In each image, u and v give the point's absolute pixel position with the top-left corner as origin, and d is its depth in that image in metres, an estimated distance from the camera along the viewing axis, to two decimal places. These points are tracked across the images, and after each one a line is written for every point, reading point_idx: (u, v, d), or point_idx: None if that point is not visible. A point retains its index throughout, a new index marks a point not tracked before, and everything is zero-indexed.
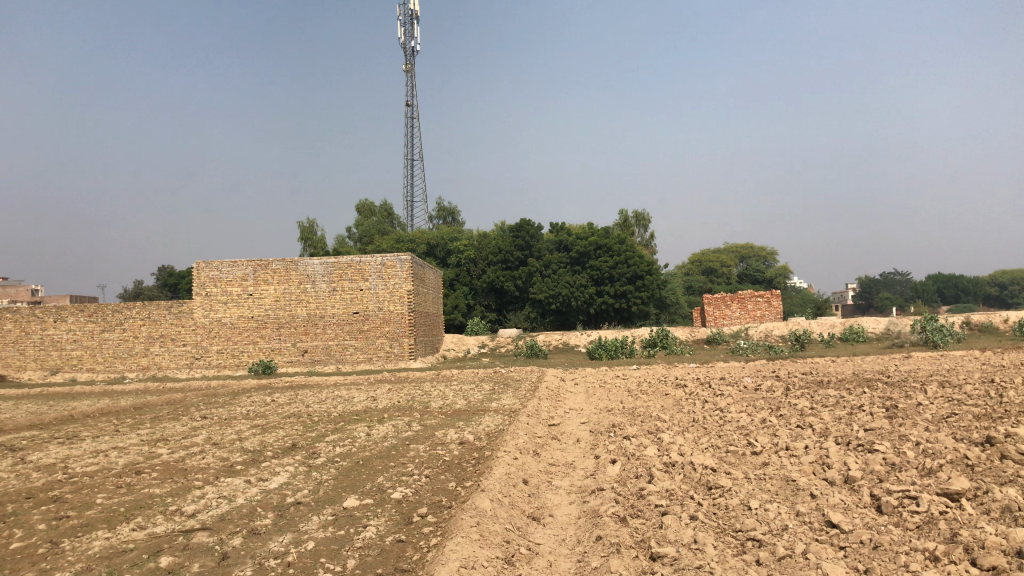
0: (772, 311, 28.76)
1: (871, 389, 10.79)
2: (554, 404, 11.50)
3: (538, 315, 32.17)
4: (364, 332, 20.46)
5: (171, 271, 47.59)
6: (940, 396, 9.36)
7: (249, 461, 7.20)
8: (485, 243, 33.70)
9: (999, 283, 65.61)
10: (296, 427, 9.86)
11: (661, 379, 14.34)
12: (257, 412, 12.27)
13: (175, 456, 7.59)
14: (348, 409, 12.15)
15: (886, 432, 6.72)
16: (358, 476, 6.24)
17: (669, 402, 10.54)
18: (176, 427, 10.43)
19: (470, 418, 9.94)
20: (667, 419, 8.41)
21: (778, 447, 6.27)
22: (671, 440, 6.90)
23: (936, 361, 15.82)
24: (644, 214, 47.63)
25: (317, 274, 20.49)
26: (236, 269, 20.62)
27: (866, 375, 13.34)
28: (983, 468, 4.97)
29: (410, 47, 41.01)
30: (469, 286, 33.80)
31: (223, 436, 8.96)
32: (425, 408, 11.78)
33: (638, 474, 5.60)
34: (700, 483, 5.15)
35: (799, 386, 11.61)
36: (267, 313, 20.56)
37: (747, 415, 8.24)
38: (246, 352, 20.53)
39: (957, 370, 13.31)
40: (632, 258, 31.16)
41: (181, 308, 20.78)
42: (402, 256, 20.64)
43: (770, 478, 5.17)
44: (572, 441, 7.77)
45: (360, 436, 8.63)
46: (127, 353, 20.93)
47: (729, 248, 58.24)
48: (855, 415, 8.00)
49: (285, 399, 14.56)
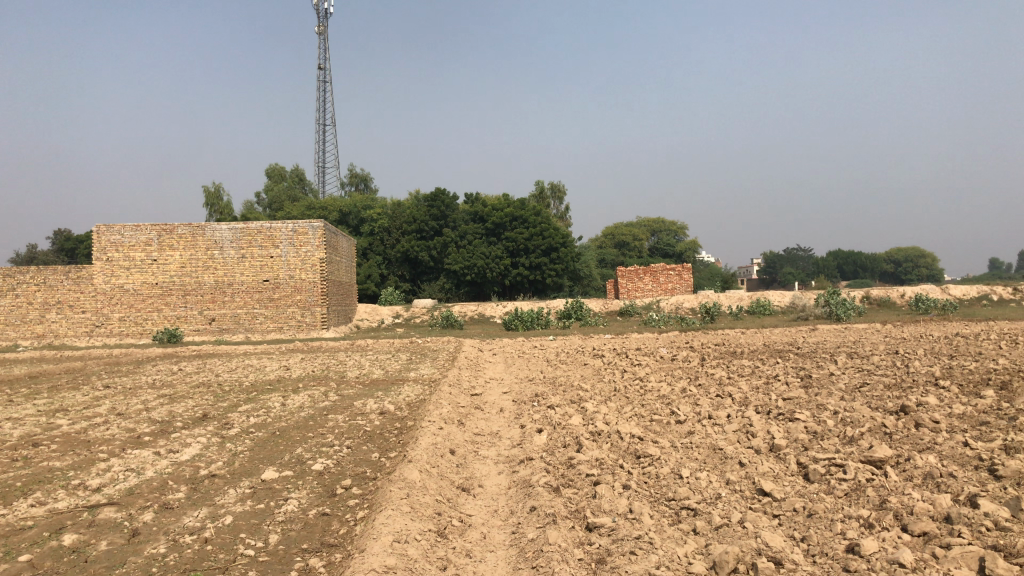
0: (683, 284, 29.27)
1: (784, 360, 11.04)
2: (474, 374, 11.40)
3: (453, 286, 32.18)
4: (275, 301, 19.90)
5: (68, 236, 45.34)
6: (851, 366, 9.61)
7: (158, 432, 6.86)
8: (400, 212, 33.02)
9: (895, 260, 68.44)
10: (207, 396, 9.50)
11: (579, 350, 14.40)
12: (164, 381, 11.81)
13: (77, 427, 7.18)
14: (260, 379, 11.80)
15: (804, 402, 6.85)
16: (275, 447, 5.99)
17: (588, 372, 10.56)
18: (77, 396, 9.92)
19: (388, 388, 9.76)
20: (588, 389, 8.41)
21: (701, 416, 6.31)
22: (596, 409, 6.88)
23: (840, 334, 16.33)
24: (558, 186, 47.76)
25: (226, 240, 19.77)
26: (140, 234, 19.71)
27: (775, 346, 13.68)
28: (902, 436, 5.08)
29: (324, 8, 39.86)
30: (383, 256, 33.18)
31: (128, 406, 8.55)
32: (341, 378, 11.53)
33: (566, 443, 5.54)
34: (629, 452, 5.12)
35: (714, 357, 11.79)
36: (173, 280, 19.77)
37: (667, 385, 8.30)
38: (151, 320, 19.76)
39: (862, 342, 13.76)
40: (546, 230, 31.27)
41: (80, 273, 19.81)
42: (313, 222, 19.97)
43: (697, 446, 5.18)
44: (495, 410, 7.68)
45: (275, 406, 8.35)
46: (21, 320, 19.87)
47: (641, 222, 59.12)
48: (772, 384, 8.15)
49: (193, 368, 14.07)
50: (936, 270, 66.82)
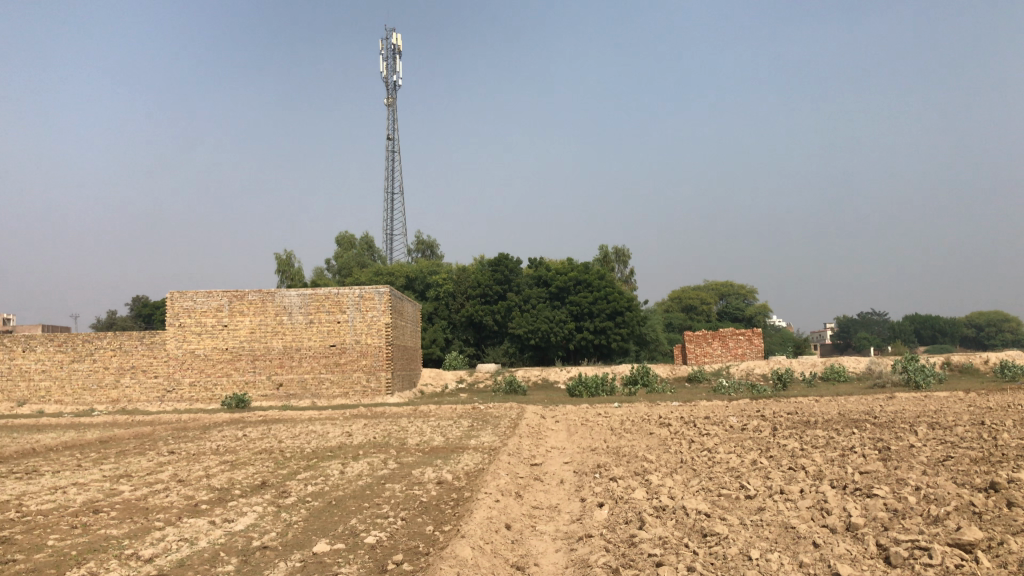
0: (753, 349, 28.58)
1: (860, 430, 10.53)
2: (536, 442, 11.16)
3: (517, 350, 32.01)
4: (340, 366, 20.03)
5: (146, 302, 46.85)
6: (933, 438, 9.11)
7: (216, 500, 6.82)
8: (464, 276, 33.42)
9: (975, 324, 65.93)
10: (268, 463, 9.47)
11: (645, 417, 14.01)
12: (228, 447, 11.86)
13: (138, 494, 7.20)
14: (322, 445, 11.77)
15: (883, 476, 6.47)
16: (330, 518, 5.88)
17: (654, 442, 10.22)
18: (142, 462, 10.00)
19: (448, 456, 9.60)
20: (654, 460, 8.13)
21: (772, 491, 5.99)
22: (660, 483, 6.61)
23: (921, 402, 15.60)
24: (623, 251, 47.58)
25: (294, 306, 20.11)
26: (211, 300, 20.18)
27: (852, 415, 13.09)
28: (992, 516, 4.71)
29: (393, 81, 41.05)
30: (448, 320, 33.39)
31: (190, 472, 8.56)
32: (402, 444, 11.41)
33: (627, 519, 5.29)
34: (695, 530, 4.86)
35: (787, 426, 11.34)
36: (242, 345, 20.11)
37: (736, 456, 7.97)
38: (220, 385, 20.05)
39: (944, 412, 13.09)
40: (611, 294, 31.04)
41: (154, 339, 20.31)
42: (380, 288, 20.28)
43: (767, 524, 4.89)
44: (556, 482, 7.46)
45: (334, 474, 8.27)
46: (97, 385, 20.38)
47: (707, 286, 58.41)
48: (848, 457, 7.75)
49: (258, 434, 14.14)
50: (1021, 334, 64.10)
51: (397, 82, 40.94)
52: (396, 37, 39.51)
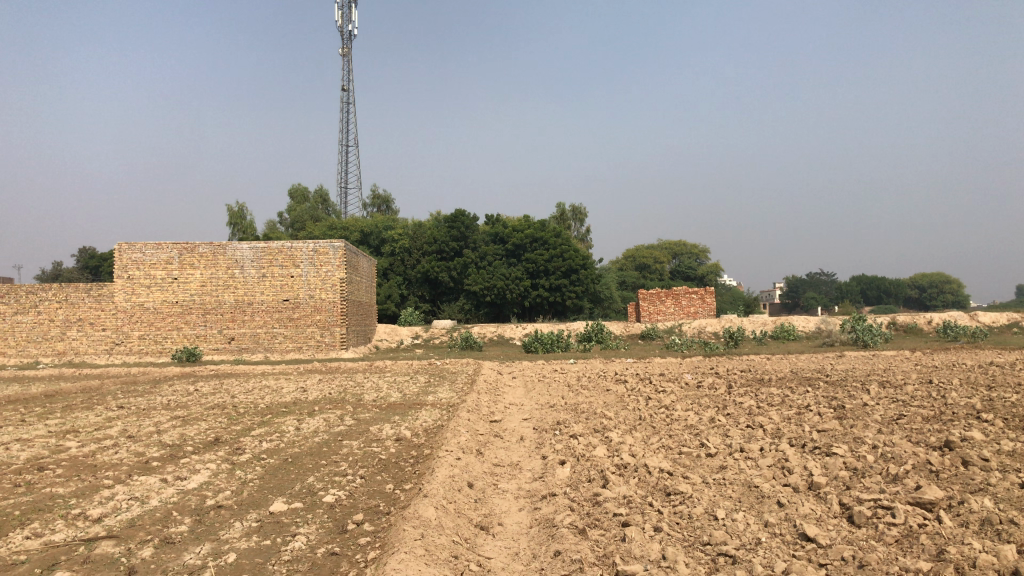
0: (706, 308, 28.85)
1: (813, 388, 10.64)
2: (493, 399, 11.11)
3: (473, 307, 31.88)
4: (294, 321, 19.73)
5: (93, 253, 45.75)
6: (884, 396, 9.23)
7: (168, 457, 6.64)
8: (420, 232, 33.04)
9: (919, 286, 67.44)
10: (220, 419, 9.28)
11: (601, 374, 14.05)
12: (178, 401, 11.62)
13: (85, 450, 6.98)
14: (276, 401, 11.57)
15: (840, 434, 6.52)
16: (286, 476, 5.75)
17: (611, 399, 10.22)
18: (89, 417, 9.73)
19: (405, 412, 9.49)
20: (612, 417, 8.10)
21: (733, 449, 6.00)
22: (621, 440, 6.59)
23: (869, 361, 15.88)
24: (580, 208, 47.51)
25: (246, 260, 19.73)
26: (161, 252, 19.68)
27: (803, 373, 13.27)
28: (949, 475, 4.75)
29: (348, 30, 40.10)
30: (403, 276, 33.13)
31: (139, 428, 8.33)
32: (357, 400, 11.26)
33: (590, 478, 5.25)
34: (659, 489, 4.84)
35: (741, 384, 11.41)
36: (193, 299, 19.69)
37: (694, 414, 8.00)
38: (170, 339, 19.64)
39: (893, 371, 13.34)
40: (567, 251, 31.02)
41: (101, 291, 19.78)
42: (334, 243, 19.94)
43: (730, 483, 4.89)
44: (515, 439, 7.41)
45: (289, 430, 8.12)
46: (42, 337, 19.85)
47: (662, 244, 58.77)
48: (804, 415, 7.81)
49: (209, 389, 13.86)
50: (962, 296, 65.76)
51: (353, 32, 40.02)
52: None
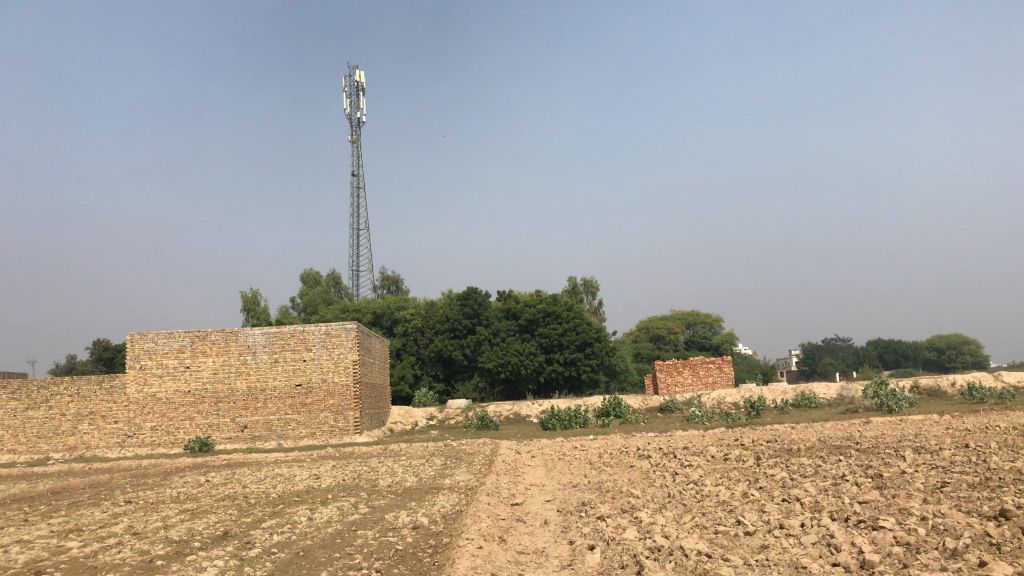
0: (724, 378, 28.35)
1: (846, 457, 10.21)
2: (513, 479, 10.71)
3: (487, 385, 31.45)
4: (308, 406, 19.37)
5: (106, 345, 45.72)
6: (924, 463, 8.80)
7: (173, 555, 6.29)
8: (433, 310, 32.90)
9: (937, 347, 66.52)
10: (230, 511, 8.93)
11: (623, 450, 13.60)
12: (188, 494, 11.26)
13: (88, 550, 6.65)
14: (288, 490, 11.20)
15: (884, 505, 6.14)
16: (297, 572, 5.41)
17: (635, 475, 9.82)
18: (96, 514, 9.39)
19: (422, 497, 9.13)
20: (639, 495, 7.73)
21: (772, 526, 5.62)
22: (651, 520, 6.22)
23: (898, 426, 15.35)
24: (592, 282, 47.45)
25: (258, 345, 19.54)
26: (173, 341, 19.58)
27: (831, 442, 12.78)
28: (1012, 548, 4.37)
29: (356, 117, 40.84)
30: (416, 356, 32.84)
31: (146, 524, 8.00)
32: (372, 487, 10.87)
33: (623, 564, 4.90)
34: (698, 574, 4.50)
35: (769, 455, 10.98)
36: (206, 387, 19.43)
37: (725, 488, 7.63)
38: (183, 429, 19.30)
39: (924, 435, 12.86)
40: (580, 325, 30.77)
41: (113, 383, 19.58)
42: (346, 325, 19.78)
43: (775, 564, 4.53)
44: (539, 522, 7.06)
45: (302, 520, 7.77)
46: (53, 433, 19.57)
47: (675, 315, 58.47)
48: (842, 485, 7.41)
49: (220, 479, 13.50)
50: (982, 356, 64.69)
51: (361, 118, 40.69)
52: (358, 73, 39.35)
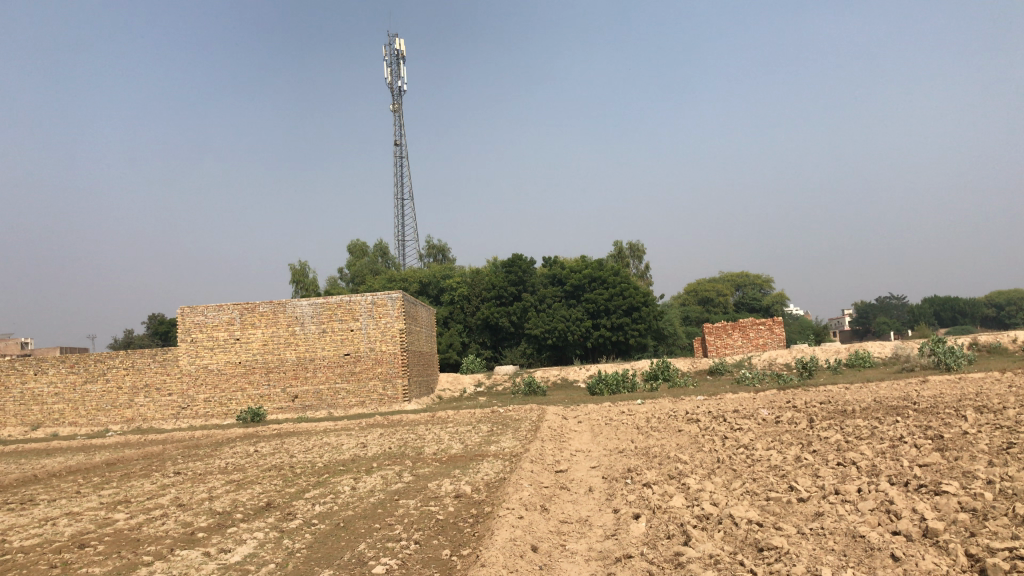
0: (775, 339, 27.81)
1: (904, 417, 9.83)
2: (559, 446, 10.55)
3: (534, 351, 31.35)
4: (356, 375, 19.42)
5: (161, 319, 46.57)
6: (987, 423, 8.40)
7: (214, 527, 6.24)
8: (479, 278, 32.75)
9: (996, 304, 64.67)
10: (276, 481, 8.93)
11: (672, 414, 13.34)
12: (238, 464, 11.35)
13: (133, 522, 6.65)
14: (336, 458, 11.20)
15: (946, 468, 5.83)
16: (335, 544, 5.31)
17: (684, 440, 9.57)
18: (146, 485, 9.46)
19: (467, 465, 9.03)
20: (688, 460, 7.49)
21: (825, 492, 5.36)
22: (700, 487, 5.99)
23: (957, 385, 14.82)
24: (638, 245, 46.87)
25: (306, 316, 19.60)
26: (222, 313, 19.74)
27: (889, 402, 12.36)
28: None
29: (397, 86, 40.59)
30: (463, 324, 32.76)
31: (193, 495, 8.01)
32: (418, 454, 10.81)
33: (670, 534, 4.71)
34: (748, 544, 4.28)
35: (823, 417, 10.65)
36: (256, 358, 19.60)
37: (777, 452, 7.35)
38: (235, 400, 19.53)
39: (985, 394, 12.39)
40: (627, 289, 30.34)
41: (166, 355, 19.86)
42: (392, 293, 19.70)
43: (831, 532, 4.28)
44: (584, 489, 6.88)
45: (345, 490, 7.71)
46: (111, 405, 19.99)
47: (723, 277, 57.64)
48: (900, 448, 7.09)
49: (269, 449, 13.58)
50: None
51: (402, 88, 40.44)
52: (398, 42, 39.05)
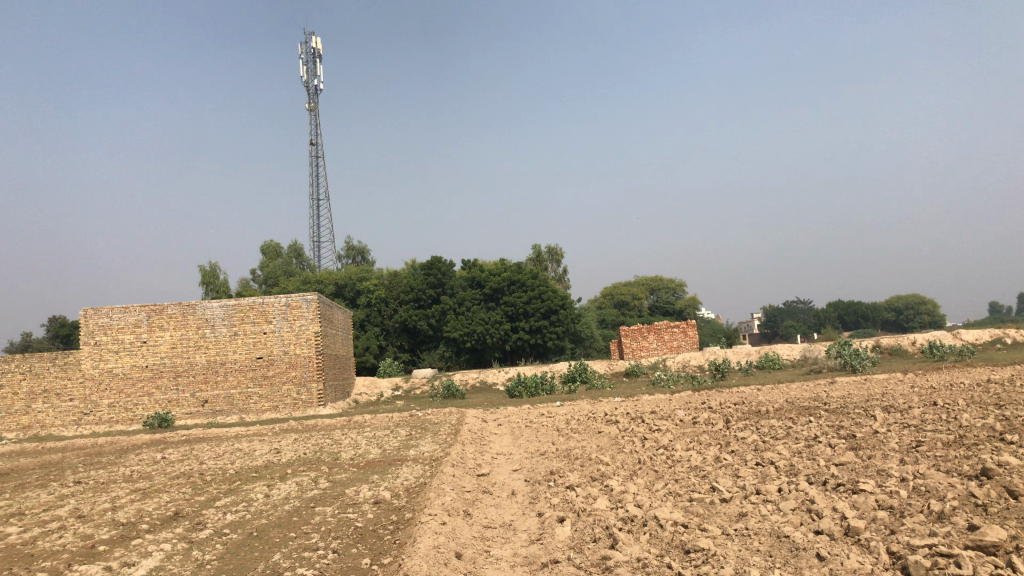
0: (689, 341, 28.29)
1: (815, 417, 10.06)
2: (479, 449, 10.45)
3: (453, 354, 31.20)
4: (269, 379, 18.90)
5: (63, 322, 44.57)
6: (895, 422, 8.63)
7: (117, 539, 5.91)
8: (397, 280, 32.36)
9: (895, 308, 67.48)
10: (184, 489, 8.57)
11: (590, 416, 13.37)
12: (143, 472, 10.87)
13: (28, 536, 6.25)
14: (248, 465, 10.83)
15: (861, 467, 5.94)
16: (249, 554, 5.07)
17: (604, 442, 9.57)
18: (42, 496, 8.95)
19: (385, 470, 8.83)
20: (609, 462, 7.47)
21: (747, 493, 5.39)
22: (623, 489, 5.96)
23: (863, 386, 15.33)
24: (556, 248, 47.17)
25: (217, 318, 18.97)
26: (128, 315, 18.96)
27: (799, 402, 12.69)
28: (1002, 510, 4.14)
29: (314, 85, 39.87)
30: (380, 326, 32.28)
31: (94, 505, 7.60)
32: (334, 460, 10.54)
33: (595, 537, 4.65)
34: (675, 546, 4.25)
35: (739, 417, 10.82)
36: (164, 362, 18.88)
37: (697, 453, 7.40)
38: (141, 405, 18.78)
39: (890, 394, 12.82)
40: (545, 293, 30.65)
41: (67, 359, 18.96)
42: (307, 295, 19.27)
43: (756, 533, 4.29)
44: (506, 494, 6.78)
45: (258, 498, 7.42)
46: (6, 412, 18.97)
47: (639, 280, 58.46)
48: (815, 447, 7.21)
49: (177, 456, 13.06)
50: (938, 316, 65.74)
51: (318, 86, 39.74)
52: (315, 39, 38.39)
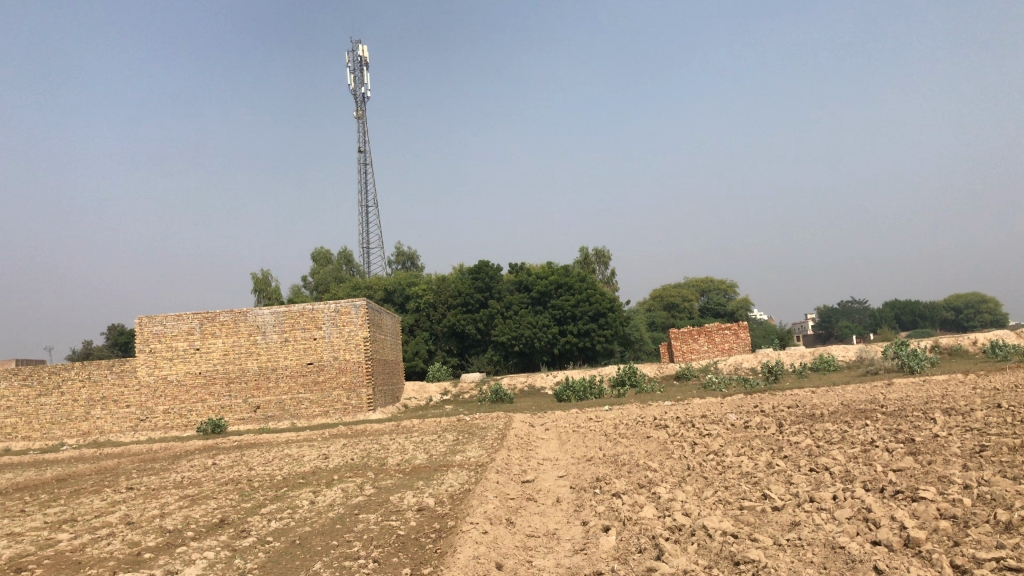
0: (740, 343, 27.79)
1: (872, 421, 9.72)
2: (526, 455, 10.34)
3: (502, 357, 31.01)
4: (319, 384, 19.01)
5: (121, 330, 45.57)
6: (957, 426, 8.28)
7: (162, 547, 5.92)
8: (444, 285, 32.38)
9: (954, 307, 65.68)
10: (233, 495, 8.61)
11: (640, 420, 13.12)
12: (195, 477, 10.97)
13: (78, 543, 6.31)
14: (297, 470, 10.87)
15: (921, 473, 5.68)
16: (290, 563, 5.02)
17: (653, 447, 9.37)
18: (95, 502, 9.05)
19: (431, 476, 8.77)
20: (658, 468, 7.28)
21: (800, 500, 5.19)
22: (670, 497, 5.79)
23: (922, 388, 14.83)
24: (604, 251, 46.87)
25: (268, 325, 19.17)
26: (182, 323, 19.26)
27: (855, 405, 12.33)
28: None
29: (361, 93, 40.20)
30: (429, 331, 32.38)
31: (143, 512, 7.66)
32: (380, 466, 10.52)
33: (641, 548, 4.50)
34: (723, 557, 4.08)
35: (792, 421, 10.52)
36: (216, 368, 19.12)
37: (749, 459, 7.18)
38: (195, 411, 19.04)
39: (951, 396, 12.37)
40: (593, 295, 30.26)
41: (123, 367, 19.34)
42: (356, 301, 19.34)
43: (810, 543, 4.10)
44: (551, 501, 6.65)
45: (303, 504, 7.40)
46: (66, 418, 19.43)
47: (689, 282, 57.73)
48: (872, 452, 6.94)
49: (227, 461, 13.18)
50: (1000, 314, 63.77)
51: (365, 94, 40.05)
52: (361, 48, 38.72)
